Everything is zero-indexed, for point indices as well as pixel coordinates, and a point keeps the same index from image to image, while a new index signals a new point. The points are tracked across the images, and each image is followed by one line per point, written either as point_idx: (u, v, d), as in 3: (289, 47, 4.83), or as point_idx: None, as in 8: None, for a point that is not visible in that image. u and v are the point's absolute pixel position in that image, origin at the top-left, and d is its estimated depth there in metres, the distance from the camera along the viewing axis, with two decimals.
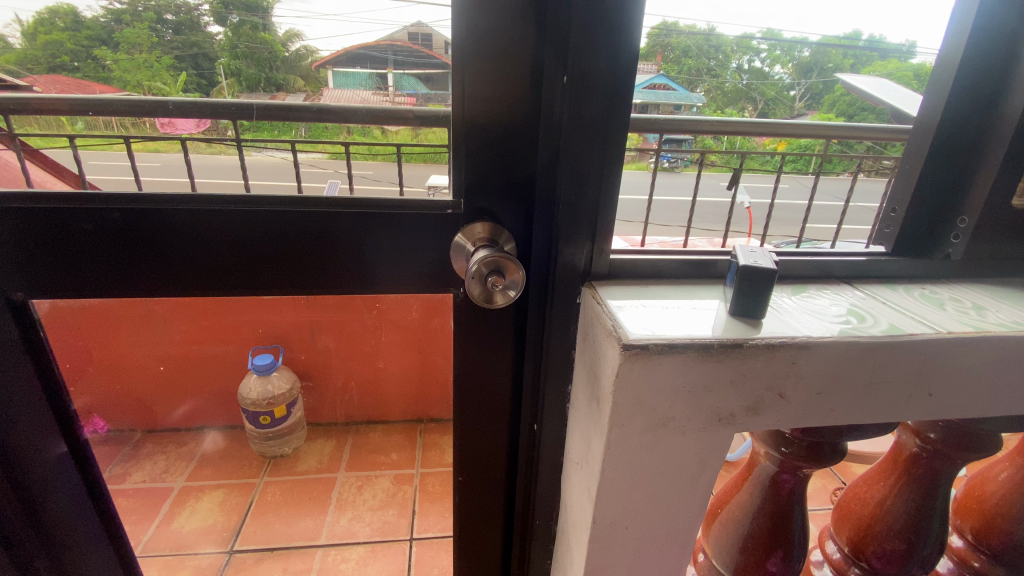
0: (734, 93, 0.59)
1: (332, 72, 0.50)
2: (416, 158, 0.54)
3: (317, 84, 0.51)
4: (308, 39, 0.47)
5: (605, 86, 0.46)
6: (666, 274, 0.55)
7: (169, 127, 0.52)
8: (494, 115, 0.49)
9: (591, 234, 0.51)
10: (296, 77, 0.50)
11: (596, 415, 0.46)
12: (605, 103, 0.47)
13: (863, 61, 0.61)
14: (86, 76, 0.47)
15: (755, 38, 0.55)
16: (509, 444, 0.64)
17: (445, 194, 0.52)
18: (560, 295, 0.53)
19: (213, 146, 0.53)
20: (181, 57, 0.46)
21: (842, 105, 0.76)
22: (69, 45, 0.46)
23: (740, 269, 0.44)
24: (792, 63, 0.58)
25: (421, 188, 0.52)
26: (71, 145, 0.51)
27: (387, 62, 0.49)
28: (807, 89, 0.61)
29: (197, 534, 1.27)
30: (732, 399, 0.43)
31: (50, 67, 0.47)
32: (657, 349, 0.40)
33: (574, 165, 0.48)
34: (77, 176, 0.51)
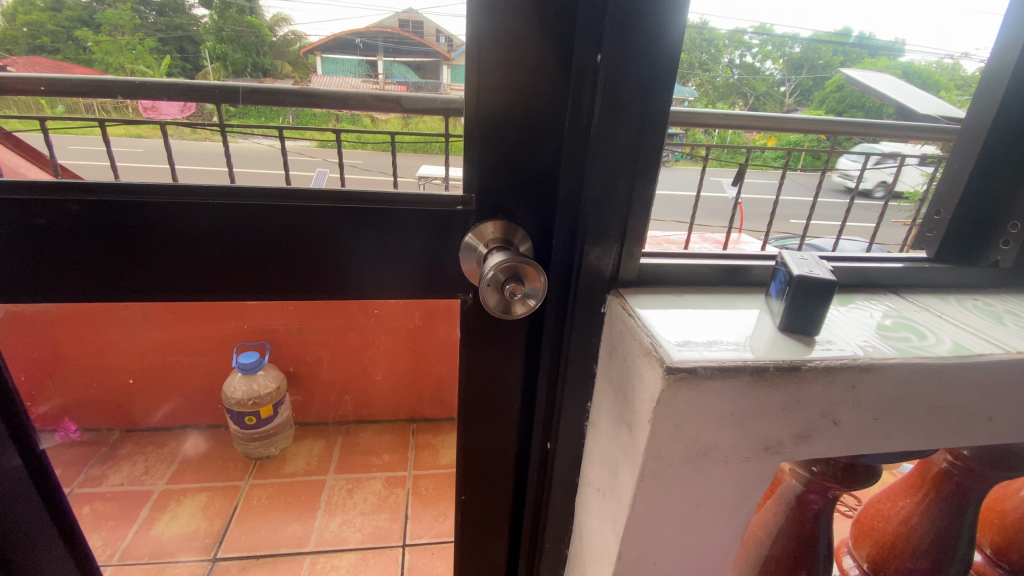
0: (727, 88, 0.52)
1: (321, 58, 0.44)
2: (407, 146, 0.50)
3: (305, 70, 0.45)
4: (297, 24, 0.42)
5: (645, 70, 0.40)
6: (699, 281, 0.49)
7: (151, 112, 0.46)
8: (513, 104, 0.43)
9: (620, 236, 0.45)
10: (283, 62, 0.44)
11: (626, 443, 0.40)
12: (644, 88, 0.41)
13: (852, 58, 0.53)
14: (67, 59, 0.41)
15: (748, 33, 0.48)
16: (519, 461, 0.59)
17: (438, 184, 0.47)
18: (581, 305, 0.47)
19: (197, 131, 0.47)
20: (165, 40, 0.41)
21: (832, 103, 0.59)
22: (50, 26, 0.40)
23: (794, 279, 0.39)
24: (783, 59, 0.52)
25: (414, 178, 0.47)
26: (41, 129, 0.45)
27: (377, 50, 0.44)
28: (798, 85, 0.54)
29: (179, 541, 1.13)
30: (782, 426, 0.38)
31: (29, 49, 0.40)
32: (707, 373, 0.35)
33: (604, 158, 0.42)
34: (49, 159, 0.45)
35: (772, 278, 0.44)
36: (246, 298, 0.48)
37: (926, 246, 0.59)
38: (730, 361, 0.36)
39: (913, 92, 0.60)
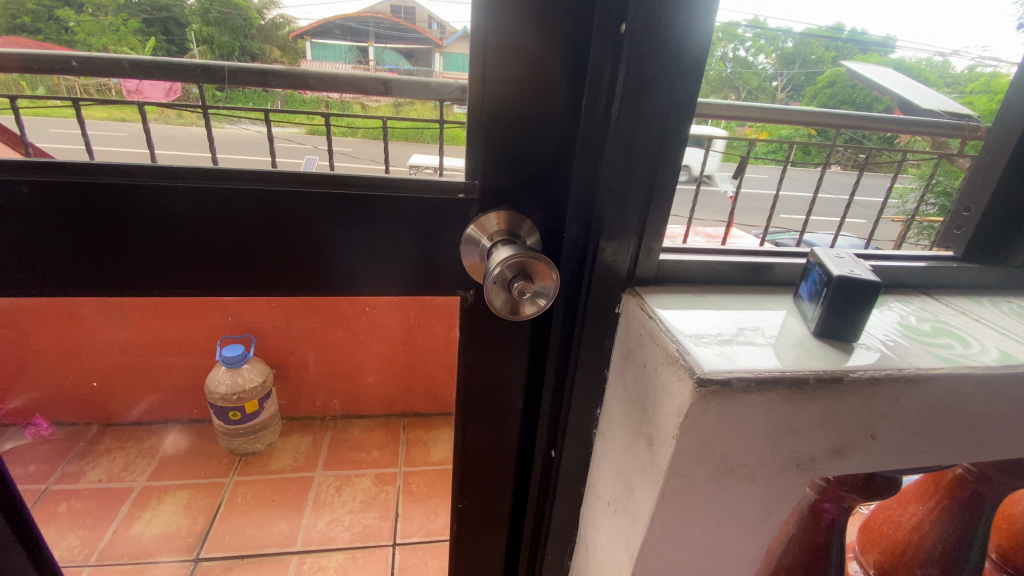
0: (718, 83, 0.45)
1: (310, 43, 0.40)
2: (400, 135, 0.47)
3: (295, 56, 0.41)
4: (286, 7, 0.38)
5: (676, 46, 0.36)
6: (721, 279, 0.45)
7: (136, 95, 0.42)
8: (523, 79, 0.38)
9: (639, 229, 0.40)
10: (271, 47, 0.40)
11: (644, 457, 0.37)
12: (672, 64, 0.36)
13: (845, 54, 0.51)
14: (48, 40, 0.37)
15: (741, 25, 0.44)
16: (519, 468, 0.56)
17: (431, 173, 0.43)
18: (594, 305, 0.43)
19: (184, 116, 0.43)
20: (149, 21, 0.37)
21: (822, 98, 0.59)
22: (28, 4, 0.36)
23: (833, 280, 0.35)
24: (776, 53, 0.48)
25: (405, 167, 0.43)
26: (12, 110, 0.40)
27: (368, 35, 0.39)
28: (789, 81, 0.49)
29: (160, 540, 1.06)
30: (816, 441, 0.35)
31: (8, 28, 0.37)
32: (742, 386, 0.31)
33: (625, 143, 0.38)
34: (16, 138, 0.39)
35: (804, 278, 0.40)
36: (224, 294, 0.44)
37: (952, 244, 0.56)
38: (766, 371, 0.32)
39: (913, 86, 0.57)
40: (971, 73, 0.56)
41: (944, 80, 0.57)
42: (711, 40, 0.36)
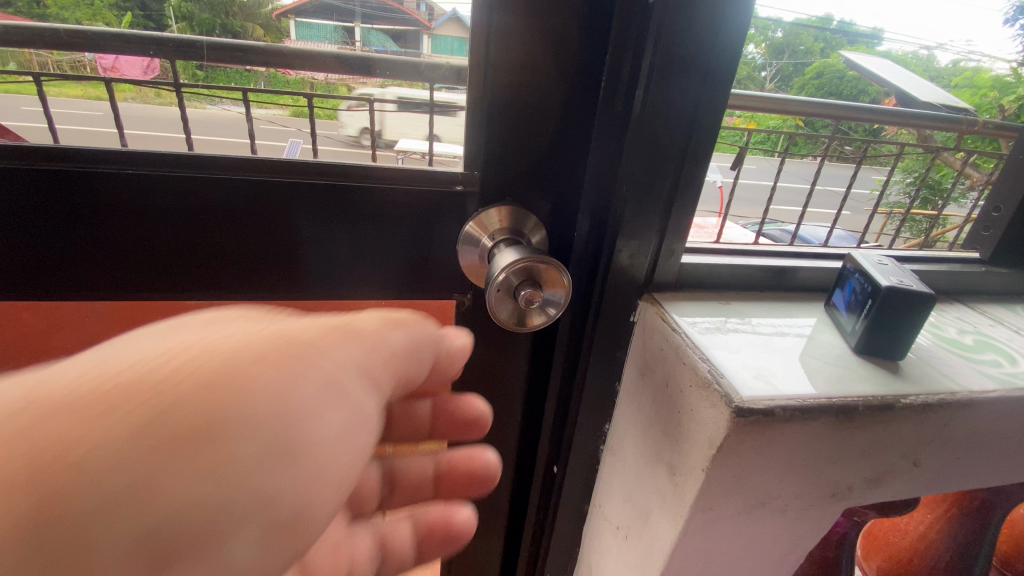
0: None
1: (293, 22, 0.35)
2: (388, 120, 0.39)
3: (278, 36, 0.35)
4: None
5: (707, 29, 0.30)
6: (744, 284, 0.40)
7: (112, 73, 0.36)
8: (531, 55, 0.33)
9: (660, 229, 0.35)
10: (252, 25, 0.35)
11: (664, 487, 0.33)
12: (706, 40, 0.31)
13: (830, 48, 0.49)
14: (19, 13, 0.33)
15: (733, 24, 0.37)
16: (517, 481, 0.52)
17: (420, 160, 0.38)
18: (607, 315, 0.38)
19: (162, 94, 0.37)
20: None
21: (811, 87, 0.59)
22: None
23: (881, 290, 0.31)
24: (767, 43, 0.43)
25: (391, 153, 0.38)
26: None
27: (354, 15, 0.35)
28: (777, 72, 0.46)
29: None
30: (856, 471, 0.32)
31: None
32: (786, 416, 0.27)
33: (650, 130, 0.32)
34: None
35: (839, 285, 0.36)
36: (191, 299, 0.38)
37: (979, 246, 0.52)
38: (809, 397, 0.28)
39: (909, 78, 0.57)
40: (956, 65, 0.56)
41: (928, 73, 0.58)
42: (750, 22, 0.31)
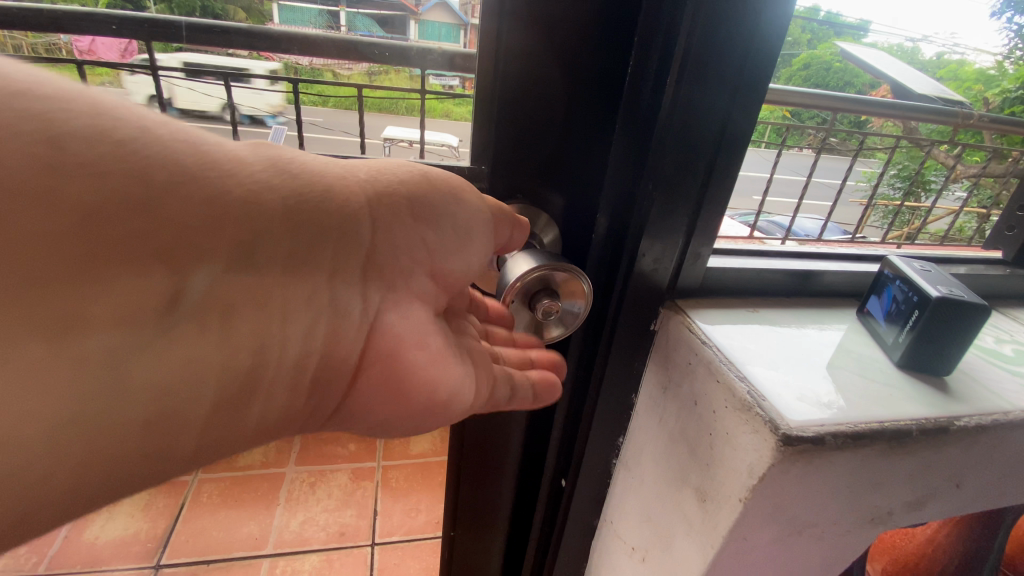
0: None
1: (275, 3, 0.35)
2: (373, 104, 0.44)
3: (262, 19, 0.36)
4: None
5: (750, 13, 0.27)
6: (769, 290, 0.38)
7: (88, 55, 0.38)
8: (549, 39, 0.30)
9: (687, 231, 0.33)
10: (236, 8, 0.36)
11: (690, 510, 0.31)
12: (748, 24, 0.27)
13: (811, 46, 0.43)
14: None
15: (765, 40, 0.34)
16: (523, 492, 0.49)
17: (408, 147, 0.45)
18: (627, 323, 0.35)
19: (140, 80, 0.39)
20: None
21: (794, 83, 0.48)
22: None
23: (930, 301, 0.28)
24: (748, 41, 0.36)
25: (380, 140, 0.46)
26: None
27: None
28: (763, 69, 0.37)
29: (116, 546, 0.83)
30: (899, 494, 0.29)
31: None
32: (837, 444, 0.24)
33: (683, 123, 0.29)
34: None
35: (875, 292, 0.34)
36: None
37: (1002, 246, 0.50)
38: (843, 403, 0.27)
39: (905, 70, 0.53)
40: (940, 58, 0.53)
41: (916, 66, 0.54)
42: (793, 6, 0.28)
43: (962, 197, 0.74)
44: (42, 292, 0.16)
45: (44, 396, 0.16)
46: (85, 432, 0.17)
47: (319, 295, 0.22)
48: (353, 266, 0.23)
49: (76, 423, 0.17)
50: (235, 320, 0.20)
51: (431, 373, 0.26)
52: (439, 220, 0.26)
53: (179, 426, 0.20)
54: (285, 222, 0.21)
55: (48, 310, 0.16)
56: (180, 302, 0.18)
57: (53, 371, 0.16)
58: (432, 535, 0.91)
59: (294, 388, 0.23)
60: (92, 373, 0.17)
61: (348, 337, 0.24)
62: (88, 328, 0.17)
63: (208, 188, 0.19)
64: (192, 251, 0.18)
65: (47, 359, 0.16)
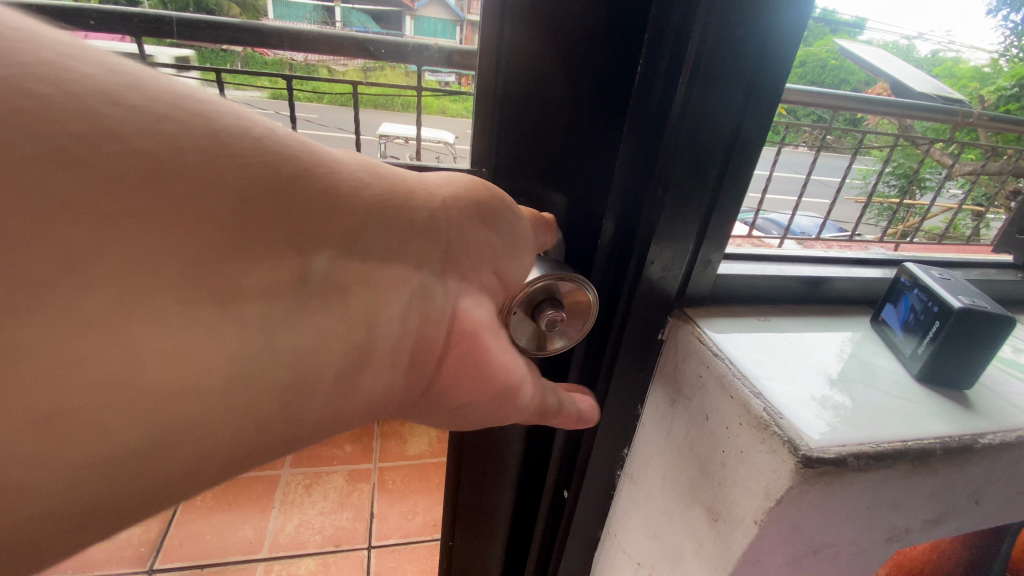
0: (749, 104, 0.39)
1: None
2: (372, 100, 0.50)
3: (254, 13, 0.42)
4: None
5: (767, 11, 0.26)
6: (779, 297, 0.36)
7: None
8: (553, 36, 0.28)
9: (698, 237, 0.31)
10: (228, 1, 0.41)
11: (700, 531, 0.29)
12: (765, 23, 0.26)
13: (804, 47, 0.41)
14: None
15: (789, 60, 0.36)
16: (525, 501, 0.47)
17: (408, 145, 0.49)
18: (635, 333, 0.33)
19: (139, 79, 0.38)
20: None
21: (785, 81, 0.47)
22: None
23: (951, 311, 0.27)
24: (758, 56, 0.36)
25: (376, 138, 0.52)
26: None
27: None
28: None
29: (108, 550, 0.81)
30: (918, 512, 0.28)
31: None
32: (858, 466, 0.23)
33: (697, 126, 0.27)
34: None
35: (890, 300, 0.33)
36: None
37: (1012, 249, 0.48)
38: (842, 398, 0.27)
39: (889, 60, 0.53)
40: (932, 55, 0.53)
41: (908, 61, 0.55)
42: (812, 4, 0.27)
43: (958, 193, 0.81)
44: (152, 264, 0.14)
45: (138, 395, 0.14)
46: (180, 425, 0.15)
47: (415, 280, 0.20)
48: (443, 253, 0.21)
49: (172, 417, 0.15)
50: (335, 305, 0.17)
51: (513, 365, 0.23)
52: (512, 216, 0.24)
53: (276, 420, 0.17)
54: (382, 202, 0.19)
55: (155, 285, 0.14)
56: (285, 281, 0.16)
57: (159, 353, 0.14)
58: (429, 537, 0.90)
59: (388, 381, 0.20)
60: (194, 359, 0.15)
61: (441, 329, 0.21)
62: (194, 308, 0.14)
63: (309, 163, 0.17)
64: (298, 228, 0.16)
65: (152, 341, 0.14)
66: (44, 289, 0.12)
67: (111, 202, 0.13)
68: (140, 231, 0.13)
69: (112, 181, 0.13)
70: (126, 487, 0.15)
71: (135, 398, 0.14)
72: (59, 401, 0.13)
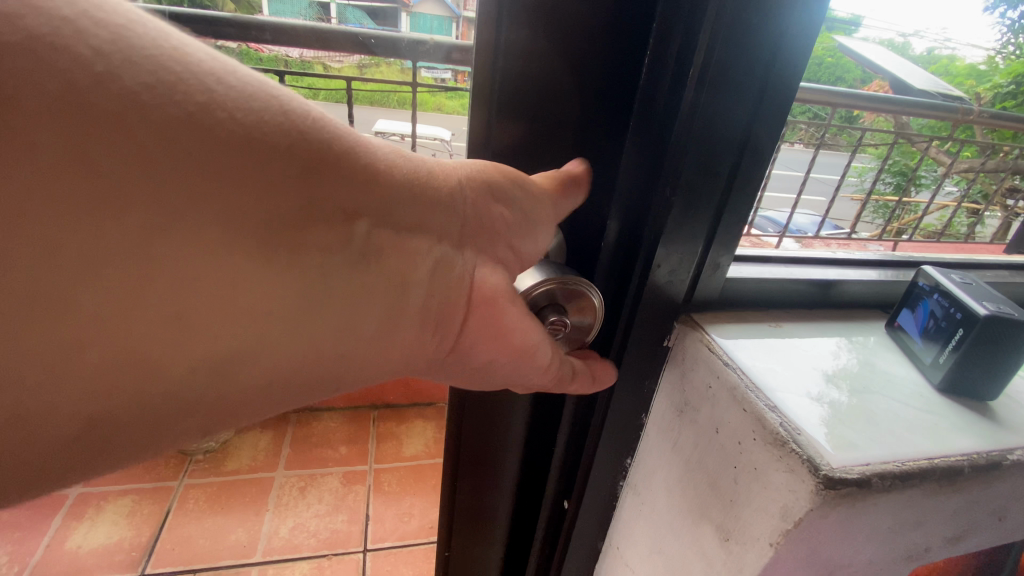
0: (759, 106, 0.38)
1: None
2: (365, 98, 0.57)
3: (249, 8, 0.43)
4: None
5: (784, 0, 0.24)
6: (789, 301, 0.35)
7: None
8: (554, 24, 0.26)
9: (706, 239, 0.30)
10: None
11: (708, 547, 0.28)
12: (782, 12, 0.24)
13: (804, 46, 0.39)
14: None
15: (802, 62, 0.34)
16: (524, 509, 0.46)
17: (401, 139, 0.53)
18: (640, 339, 0.32)
19: None
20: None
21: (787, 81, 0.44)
22: None
23: (977, 319, 0.26)
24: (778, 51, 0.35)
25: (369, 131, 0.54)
26: None
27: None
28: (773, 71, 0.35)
29: (98, 556, 0.79)
30: (939, 530, 0.27)
31: None
32: (884, 487, 0.22)
33: (709, 123, 0.26)
34: None
35: (907, 305, 0.31)
36: None
37: None
38: (839, 393, 0.26)
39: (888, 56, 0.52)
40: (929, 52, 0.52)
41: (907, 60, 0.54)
42: None
43: (954, 190, 0.80)
44: (219, 209, 0.16)
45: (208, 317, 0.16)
46: (246, 350, 0.17)
47: (440, 248, 0.21)
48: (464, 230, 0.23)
49: (237, 347, 0.17)
50: (373, 265, 0.19)
51: (532, 327, 0.24)
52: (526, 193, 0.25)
53: (324, 357, 0.19)
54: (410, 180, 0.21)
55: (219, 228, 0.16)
56: (333, 237, 0.18)
57: (219, 286, 0.16)
58: (425, 540, 0.88)
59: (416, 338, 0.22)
60: (256, 299, 0.17)
61: (461, 296, 0.22)
62: (264, 248, 0.17)
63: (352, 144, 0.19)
64: (343, 194, 0.18)
65: (214, 274, 0.16)
66: (133, 216, 0.15)
67: (197, 158, 0.15)
68: (220, 186, 0.16)
69: (199, 142, 0.15)
70: (199, 397, 0.17)
71: (213, 325, 0.16)
72: (150, 324, 0.15)
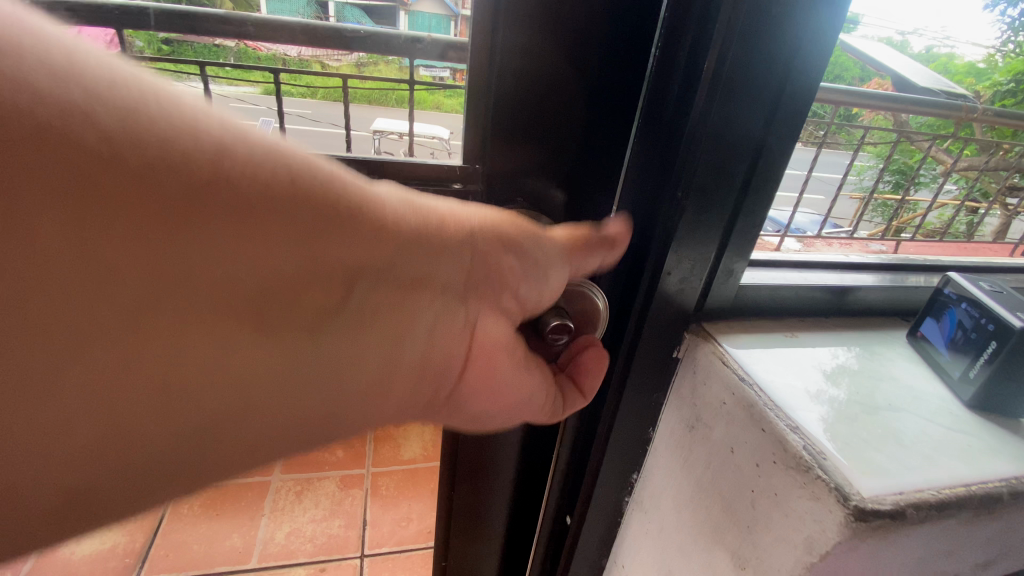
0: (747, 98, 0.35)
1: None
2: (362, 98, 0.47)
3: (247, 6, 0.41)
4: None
5: None
6: (804, 308, 0.33)
7: None
8: (555, 14, 0.24)
9: (720, 245, 0.28)
10: None
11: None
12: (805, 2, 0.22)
13: None
14: None
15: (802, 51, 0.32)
16: (525, 522, 0.44)
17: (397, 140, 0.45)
18: (649, 350, 0.30)
19: None
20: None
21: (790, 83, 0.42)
22: None
23: (1010, 330, 0.24)
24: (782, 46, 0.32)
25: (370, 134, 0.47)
26: None
27: None
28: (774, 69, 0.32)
29: (91, 562, 0.77)
30: (973, 555, 0.25)
31: None
32: (919, 518, 0.20)
33: (726, 121, 0.24)
34: None
35: (930, 314, 0.30)
36: None
37: None
38: (838, 392, 0.26)
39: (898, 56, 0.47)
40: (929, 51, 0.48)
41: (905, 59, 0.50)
42: None
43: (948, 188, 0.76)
44: (212, 296, 0.15)
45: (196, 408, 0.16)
46: (230, 424, 0.17)
47: (441, 310, 0.20)
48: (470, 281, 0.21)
49: (223, 421, 0.16)
50: (373, 328, 0.18)
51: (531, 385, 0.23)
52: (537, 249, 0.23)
53: (315, 424, 0.19)
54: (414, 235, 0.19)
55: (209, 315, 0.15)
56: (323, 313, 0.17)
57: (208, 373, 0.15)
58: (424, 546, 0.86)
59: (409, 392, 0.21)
60: (248, 373, 0.16)
61: (460, 347, 0.21)
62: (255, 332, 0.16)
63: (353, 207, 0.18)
64: (344, 261, 0.17)
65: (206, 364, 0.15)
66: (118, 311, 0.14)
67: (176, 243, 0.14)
68: (215, 267, 0.15)
69: (196, 217, 0.14)
70: (187, 471, 0.17)
71: (196, 408, 0.16)
72: (138, 404, 0.15)
